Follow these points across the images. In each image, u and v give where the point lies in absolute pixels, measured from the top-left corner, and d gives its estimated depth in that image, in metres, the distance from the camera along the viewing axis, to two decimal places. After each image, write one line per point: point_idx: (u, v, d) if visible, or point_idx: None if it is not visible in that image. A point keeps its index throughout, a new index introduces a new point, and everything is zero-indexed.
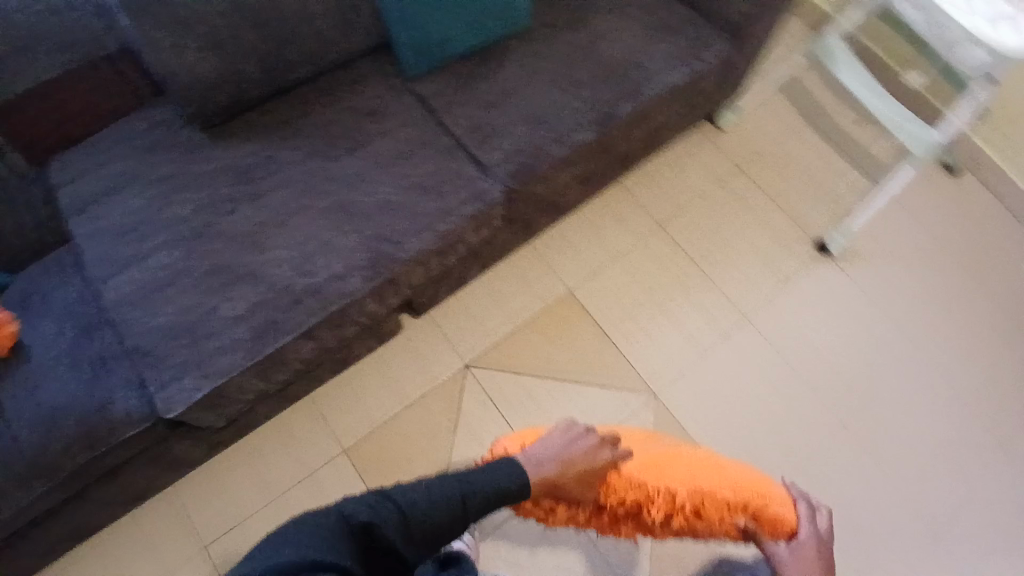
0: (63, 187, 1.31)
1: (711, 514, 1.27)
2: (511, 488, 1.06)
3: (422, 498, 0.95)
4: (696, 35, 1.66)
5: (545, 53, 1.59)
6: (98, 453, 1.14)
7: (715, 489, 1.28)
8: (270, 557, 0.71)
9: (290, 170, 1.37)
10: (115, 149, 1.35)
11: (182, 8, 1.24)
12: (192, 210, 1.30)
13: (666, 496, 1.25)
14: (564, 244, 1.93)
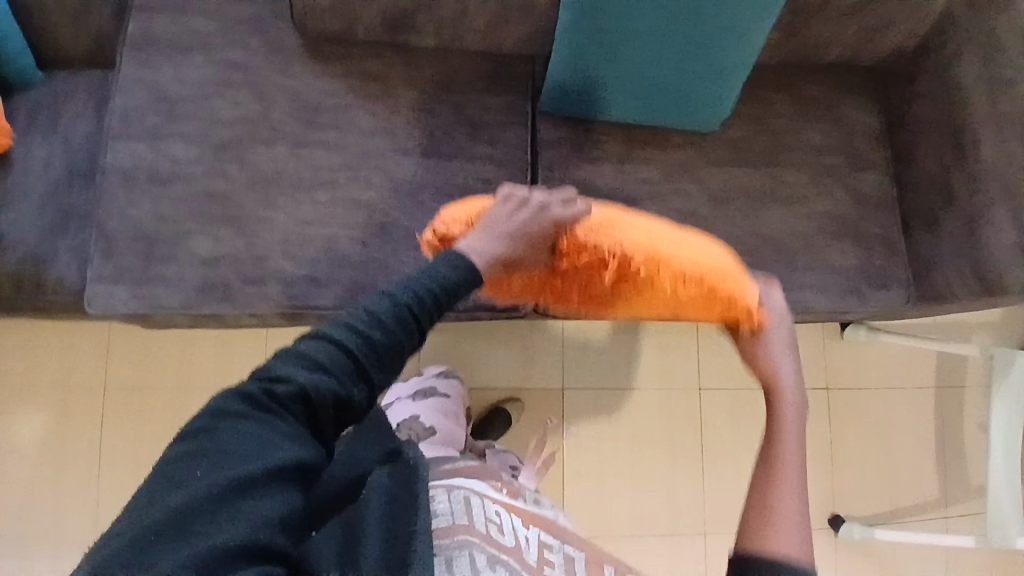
0: (138, 14, 1.18)
1: (666, 284, 0.92)
2: (462, 282, 0.80)
3: (349, 331, 0.72)
4: (883, 267, 1.27)
5: (698, 176, 1.26)
6: (17, 297, 1.11)
7: (676, 255, 0.92)
8: (175, 482, 0.61)
9: (348, 135, 1.16)
10: (206, 6, 1.19)
11: None
12: (232, 119, 1.14)
13: (615, 263, 0.92)
14: (586, 346, 1.55)
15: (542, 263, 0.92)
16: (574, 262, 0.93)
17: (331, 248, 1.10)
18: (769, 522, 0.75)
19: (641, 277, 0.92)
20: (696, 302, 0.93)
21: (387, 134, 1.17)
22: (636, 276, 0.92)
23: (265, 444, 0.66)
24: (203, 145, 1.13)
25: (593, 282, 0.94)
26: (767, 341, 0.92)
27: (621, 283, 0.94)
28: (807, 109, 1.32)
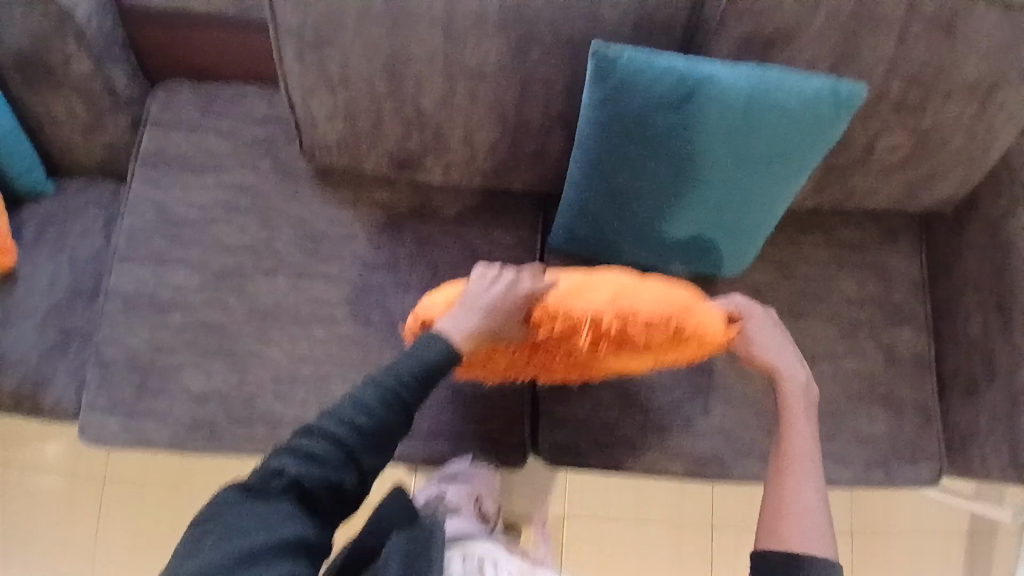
0: (153, 130, 1.16)
1: (639, 336, 0.89)
2: (442, 361, 0.82)
3: (336, 420, 0.75)
4: (911, 439, 1.17)
5: None
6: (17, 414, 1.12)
7: (638, 306, 0.88)
8: (199, 550, 0.68)
9: (347, 268, 1.10)
10: (218, 123, 1.15)
11: (335, 52, 0.90)
12: (233, 246, 1.11)
13: (587, 331, 0.89)
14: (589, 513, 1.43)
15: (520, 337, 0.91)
16: (550, 331, 0.90)
17: (322, 391, 1.05)
18: (788, 516, 0.83)
19: (615, 334, 0.89)
20: (672, 347, 0.92)
21: (389, 268, 1.10)
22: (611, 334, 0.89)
23: (267, 526, 0.69)
24: (205, 275, 1.10)
25: (572, 347, 0.92)
26: (761, 336, 0.96)
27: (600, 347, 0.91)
28: (845, 254, 1.22)
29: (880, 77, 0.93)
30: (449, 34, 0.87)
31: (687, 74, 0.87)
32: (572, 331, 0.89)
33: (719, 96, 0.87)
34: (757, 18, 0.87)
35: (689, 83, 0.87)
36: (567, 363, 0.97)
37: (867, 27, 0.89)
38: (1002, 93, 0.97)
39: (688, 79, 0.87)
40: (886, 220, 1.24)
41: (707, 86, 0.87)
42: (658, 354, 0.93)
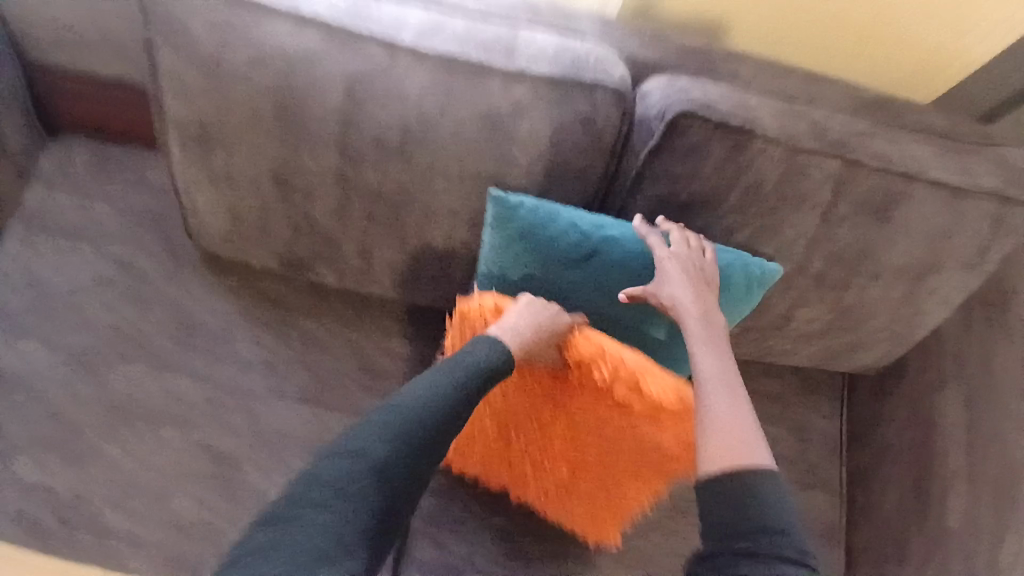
0: (38, 186, 1.07)
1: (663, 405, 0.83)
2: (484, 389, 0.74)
3: (380, 435, 0.68)
4: None
5: None
6: None
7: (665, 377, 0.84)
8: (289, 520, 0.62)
9: (223, 367, 1.01)
10: (115, 192, 1.08)
11: (225, 151, 0.83)
12: (103, 327, 1.01)
13: (609, 382, 0.84)
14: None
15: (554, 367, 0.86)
16: (580, 367, 0.85)
17: (163, 505, 0.94)
18: (712, 432, 0.67)
19: (639, 394, 0.84)
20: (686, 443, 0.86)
21: (267, 371, 1.01)
22: (633, 378, 0.84)
23: (331, 540, 0.61)
24: (62, 356, 0.99)
25: (590, 401, 0.87)
26: (664, 269, 0.79)
27: (613, 394, 0.86)
28: (768, 410, 1.14)
29: (801, 253, 0.88)
30: (344, 152, 0.81)
31: (590, 234, 0.82)
32: (596, 374, 0.84)
33: (622, 260, 0.83)
34: (674, 183, 0.83)
35: (592, 243, 0.82)
36: (566, 448, 0.91)
37: (790, 205, 0.84)
38: (931, 280, 0.92)
39: (592, 239, 0.82)
40: (810, 376, 1.18)
41: (611, 248, 0.82)
42: (660, 446, 0.88)
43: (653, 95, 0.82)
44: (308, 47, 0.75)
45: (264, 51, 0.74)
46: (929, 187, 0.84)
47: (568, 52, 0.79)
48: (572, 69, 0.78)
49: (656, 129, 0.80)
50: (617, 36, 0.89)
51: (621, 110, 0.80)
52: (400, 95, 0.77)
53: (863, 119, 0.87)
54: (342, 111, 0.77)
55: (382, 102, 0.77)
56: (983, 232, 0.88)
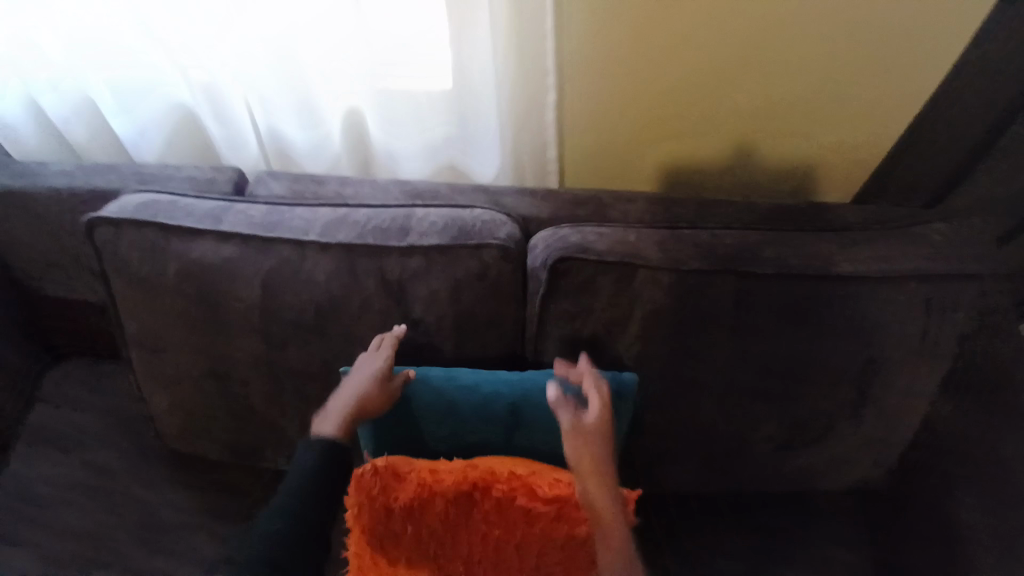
0: (39, 406, 1.16)
1: (550, 509, 0.76)
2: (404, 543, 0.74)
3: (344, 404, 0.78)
4: None
5: None
6: None
7: (540, 476, 0.78)
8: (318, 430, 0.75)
9: (183, 565, 0.99)
10: (99, 402, 1.16)
11: (175, 352, 0.92)
12: (70, 534, 1.02)
13: (499, 507, 0.76)
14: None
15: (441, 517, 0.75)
16: (471, 502, 0.76)
17: None
18: None
19: (530, 504, 0.76)
20: None
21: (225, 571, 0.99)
22: (527, 485, 0.77)
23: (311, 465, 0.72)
24: (34, 569, 0.98)
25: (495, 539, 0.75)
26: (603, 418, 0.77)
27: (514, 505, 0.76)
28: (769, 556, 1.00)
29: (724, 375, 0.88)
30: (269, 341, 0.89)
31: (443, 386, 0.82)
32: (487, 491, 0.77)
33: (480, 407, 0.81)
34: (574, 323, 0.86)
35: (445, 395, 0.81)
36: None
37: (706, 329, 0.85)
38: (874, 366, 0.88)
39: (442, 395, 0.81)
40: (831, 507, 1.04)
41: (466, 396, 0.81)
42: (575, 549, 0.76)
43: (538, 248, 0.88)
44: (227, 257, 0.87)
45: (188, 266, 0.87)
46: (840, 285, 0.84)
47: (456, 224, 0.89)
48: (459, 238, 0.87)
49: (540, 275, 0.85)
50: (508, 200, 0.99)
51: (510, 264, 0.87)
52: (312, 282, 0.87)
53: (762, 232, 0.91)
54: (261, 304, 0.88)
55: (296, 291, 0.87)
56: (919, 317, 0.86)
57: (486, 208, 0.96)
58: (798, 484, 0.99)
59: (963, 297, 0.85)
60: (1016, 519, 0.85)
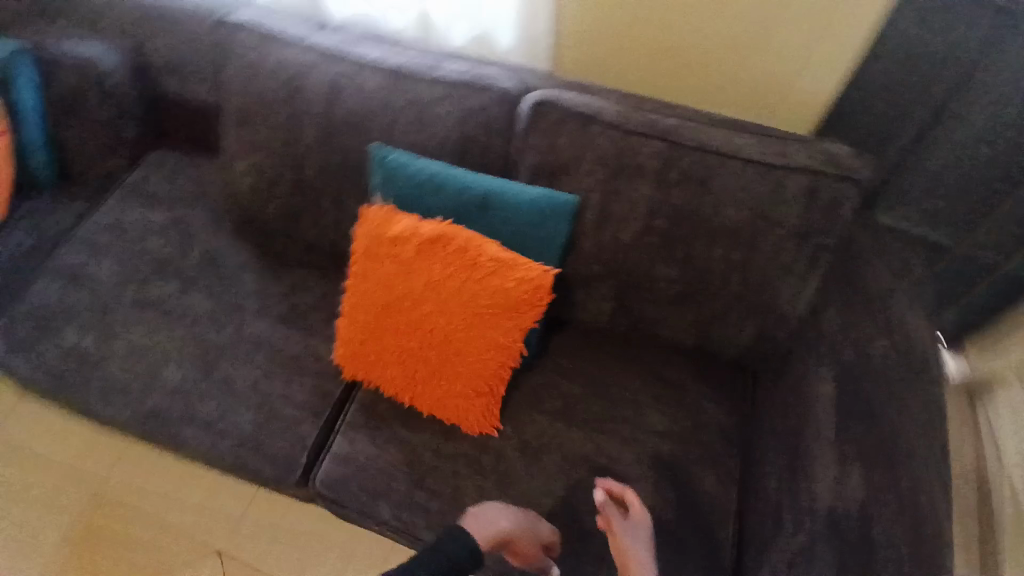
0: (155, 172, 1.58)
1: (483, 266, 1.07)
2: (381, 263, 1.12)
3: (395, 177, 1.14)
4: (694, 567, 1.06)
5: (523, 408, 1.21)
6: None
7: (486, 244, 1.08)
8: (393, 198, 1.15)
9: (232, 290, 1.38)
10: (196, 179, 1.57)
11: (259, 125, 1.28)
12: (161, 253, 1.43)
13: (449, 257, 1.08)
14: (249, 526, 1.50)
15: (410, 254, 1.09)
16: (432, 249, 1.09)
17: (160, 371, 1.27)
18: None
19: (470, 260, 1.07)
20: (517, 298, 1.07)
21: (258, 301, 1.36)
22: (474, 244, 1.08)
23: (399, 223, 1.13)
24: (135, 267, 1.40)
25: (440, 278, 1.08)
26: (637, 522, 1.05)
27: (459, 258, 1.08)
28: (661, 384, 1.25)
29: (644, 214, 1.12)
30: (324, 128, 1.23)
31: (440, 170, 1.14)
32: (444, 243, 1.08)
33: (465, 187, 1.13)
34: (540, 154, 1.14)
35: (442, 176, 1.14)
36: (430, 313, 1.10)
37: (638, 175, 1.10)
38: (760, 244, 1.10)
39: (440, 175, 1.14)
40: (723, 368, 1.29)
41: (455, 180, 1.13)
42: (493, 298, 1.07)
43: (529, 97, 1.17)
44: (309, 59, 1.22)
45: (282, 61, 1.23)
46: (744, 164, 1.08)
47: (474, 70, 1.21)
48: (472, 78, 1.18)
49: (524, 111, 1.15)
50: (520, 69, 1.28)
51: (503, 104, 1.17)
52: (363, 86, 1.19)
53: (704, 124, 1.16)
54: (324, 97, 1.21)
55: (350, 90, 1.20)
56: (802, 208, 1.08)
57: (504, 68, 1.27)
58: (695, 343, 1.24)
59: (839, 197, 1.07)
60: (846, 371, 1.05)
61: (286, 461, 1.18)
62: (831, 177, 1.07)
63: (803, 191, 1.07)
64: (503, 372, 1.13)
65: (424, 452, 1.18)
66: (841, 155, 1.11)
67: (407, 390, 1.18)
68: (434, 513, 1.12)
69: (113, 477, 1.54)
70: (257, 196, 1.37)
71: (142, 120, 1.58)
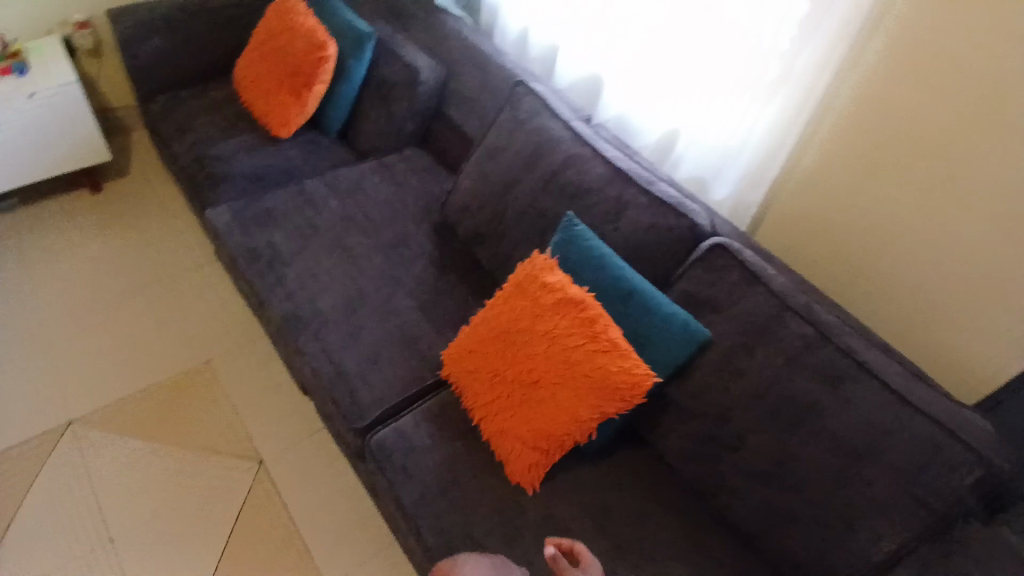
0: (402, 162, 1.97)
1: (600, 343, 1.15)
2: (522, 297, 1.26)
3: (574, 238, 1.30)
4: None
5: (563, 486, 1.26)
6: (204, 187, 1.79)
7: (612, 327, 1.16)
8: (564, 251, 1.30)
9: (402, 265, 1.65)
10: (425, 181, 1.93)
11: (494, 161, 1.58)
12: (372, 215, 1.77)
13: (576, 320, 1.18)
14: (295, 451, 1.71)
15: (548, 302, 1.22)
16: (568, 307, 1.20)
17: (318, 289, 1.53)
18: None
19: (592, 332, 1.16)
20: (613, 385, 1.13)
21: (415, 283, 1.60)
22: (602, 321, 1.17)
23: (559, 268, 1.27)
24: (350, 215, 1.75)
25: (561, 333, 1.19)
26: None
27: (584, 325, 1.17)
28: (697, 546, 1.22)
29: (761, 380, 1.16)
30: (539, 183, 1.48)
31: (610, 254, 1.27)
32: (580, 308, 1.19)
33: (623, 275, 1.24)
34: (697, 284, 1.26)
35: (610, 257, 1.26)
36: (536, 357, 1.20)
37: (772, 343, 1.17)
38: (862, 466, 1.08)
39: (609, 256, 1.27)
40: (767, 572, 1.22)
41: (619, 265, 1.25)
42: (594, 373, 1.14)
43: (714, 236, 1.31)
44: (558, 132, 1.50)
45: (540, 126, 1.53)
46: (878, 386, 1.09)
47: (680, 196, 1.38)
48: (675, 199, 1.36)
49: (699, 249, 1.30)
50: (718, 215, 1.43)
51: (688, 232, 1.32)
52: (587, 167, 1.43)
53: (858, 336, 1.20)
54: (553, 162, 1.47)
55: (575, 165, 1.44)
56: (920, 457, 1.05)
57: (705, 207, 1.43)
58: (751, 528, 1.20)
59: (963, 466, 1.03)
60: None
61: (359, 405, 1.34)
62: (963, 442, 1.03)
63: (927, 439, 1.05)
64: (566, 443, 1.18)
65: (463, 467, 1.26)
66: (985, 432, 1.07)
67: (481, 411, 1.27)
68: (440, 521, 1.19)
69: (236, 357, 1.89)
70: (460, 209, 1.66)
71: (417, 125, 2.00)
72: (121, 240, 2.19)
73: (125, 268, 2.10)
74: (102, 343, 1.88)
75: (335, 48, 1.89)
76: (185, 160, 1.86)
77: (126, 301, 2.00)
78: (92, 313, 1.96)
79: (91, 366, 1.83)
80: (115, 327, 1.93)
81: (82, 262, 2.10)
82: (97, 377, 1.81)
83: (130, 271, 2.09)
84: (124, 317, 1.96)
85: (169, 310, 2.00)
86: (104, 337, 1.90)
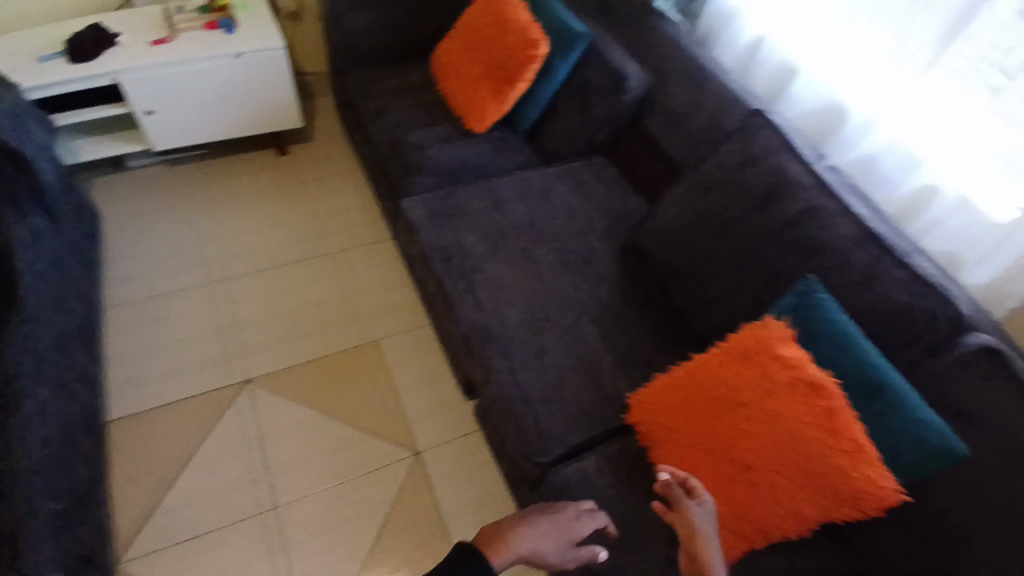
0: (589, 171, 1.88)
1: (842, 443, 1.04)
2: (748, 367, 1.15)
3: (817, 308, 1.18)
4: None
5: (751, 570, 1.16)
6: (398, 175, 1.81)
7: (857, 428, 1.05)
8: (801, 319, 1.19)
9: (587, 287, 1.58)
10: (612, 194, 1.84)
11: (709, 194, 1.45)
12: (558, 227, 1.71)
13: (816, 411, 1.07)
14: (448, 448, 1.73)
15: (783, 382, 1.11)
16: (807, 392, 1.08)
17: (505, 301, 1.51)
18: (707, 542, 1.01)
19: (834, 429, 1.05)
20: (850, 491, 1.04)
21: (599, 309, 1.54)
22: (847, 418, 1.05)
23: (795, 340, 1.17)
24: (536, 224, 1.70)
25: (795, 420, 1.08)
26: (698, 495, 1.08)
27: (825, 418, 1.06)
28: None
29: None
30: (763, 230, 1.35)
31: (858, 334, 1.14)
32: (821, 397, 1.07)
33: (872, 363, 1.11)
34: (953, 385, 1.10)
35: (857, 338, 1.14)
36: (758, 438, 1.11)
37: None
38: None
39: (857, 336, 1.14)
40: None
41: (868, 351, 1.12)
42: (829, 474, 1.05)
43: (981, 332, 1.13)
44: (795, 175, 1.34)
45: (773, 165, 1.37)
46: None
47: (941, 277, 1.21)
48: (935, 279, 1.19)
49: (960, 344, 1.12)
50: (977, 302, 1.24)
51: (947, 321, 1.14)
52: (826, 222, 1.28)
53: None
54: (784, 209, 1.33)
55: (812, 218, 1.29)
56: None
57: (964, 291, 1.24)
58: None
59: None
60: None
61: (542, 435, 1.30)
62: None
63: None
64: (776, 533, 1.10)
65: (645, 526, 1.20)
66: None
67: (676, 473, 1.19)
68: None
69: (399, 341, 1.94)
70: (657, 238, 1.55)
71: (610, 133, 1.90)
72: (302, 205, 2.30)
73: (304, 234, 2.20)
74: (281, 306, 1.99)
75: (546, 48, 1.82)
76: (382, 143, 1.89)
77: (303, 267, 2.10)
78: (272, 275, 2.08)
79: (270, 327, 1.94)
80: (294, 292, 2.03)
81: (267, 222, 2.23)
82: (274, 340, 1.92)
83: (308, 237, 2.20)
84: (300, 283, 2.06)
85: (341, 282, 2.07)
86: (282, 300, 2.01)
